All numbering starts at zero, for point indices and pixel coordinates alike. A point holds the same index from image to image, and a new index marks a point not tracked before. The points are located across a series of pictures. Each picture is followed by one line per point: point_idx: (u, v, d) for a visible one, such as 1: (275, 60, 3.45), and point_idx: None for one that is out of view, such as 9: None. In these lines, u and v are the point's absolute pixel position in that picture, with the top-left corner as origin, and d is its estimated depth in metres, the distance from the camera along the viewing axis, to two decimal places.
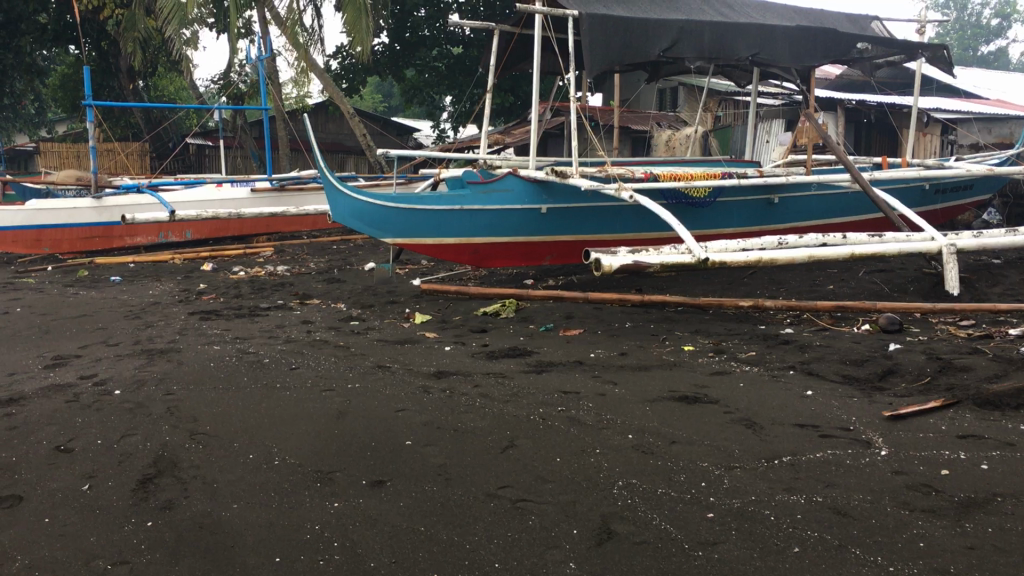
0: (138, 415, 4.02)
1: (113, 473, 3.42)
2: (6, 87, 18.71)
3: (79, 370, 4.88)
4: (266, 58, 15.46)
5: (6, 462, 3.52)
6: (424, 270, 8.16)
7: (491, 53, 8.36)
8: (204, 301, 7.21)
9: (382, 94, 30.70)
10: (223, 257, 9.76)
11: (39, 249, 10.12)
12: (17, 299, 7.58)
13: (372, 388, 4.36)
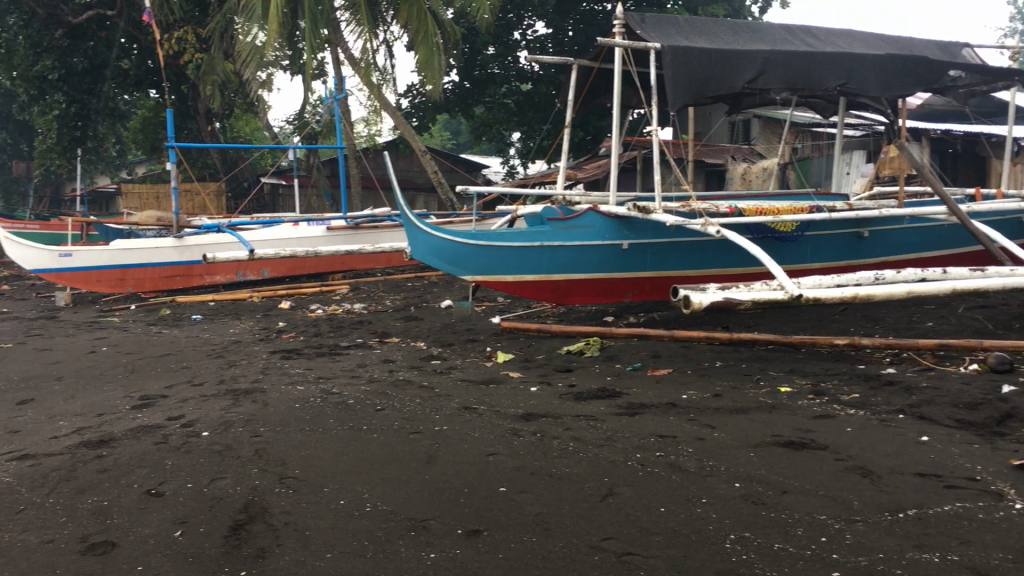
0: (225, 457, 3.96)
1: (204, 519, 3.35)
2: (90, 131, 19.34)
3: (167, 409, 4.88)
4: (341, 98, 15.71)
5: (98, 506, 3.48)
6: (502, 307, 8.07)
7: (569, 88, 8.30)
8: (285, 340, 7.21)
9: (451, 131, 31.00)
10: (300, 294, 9.82)
11: (122, 288, 10.34)
12: (103, 338, 7.70)
13: (460, 431, 4.25)
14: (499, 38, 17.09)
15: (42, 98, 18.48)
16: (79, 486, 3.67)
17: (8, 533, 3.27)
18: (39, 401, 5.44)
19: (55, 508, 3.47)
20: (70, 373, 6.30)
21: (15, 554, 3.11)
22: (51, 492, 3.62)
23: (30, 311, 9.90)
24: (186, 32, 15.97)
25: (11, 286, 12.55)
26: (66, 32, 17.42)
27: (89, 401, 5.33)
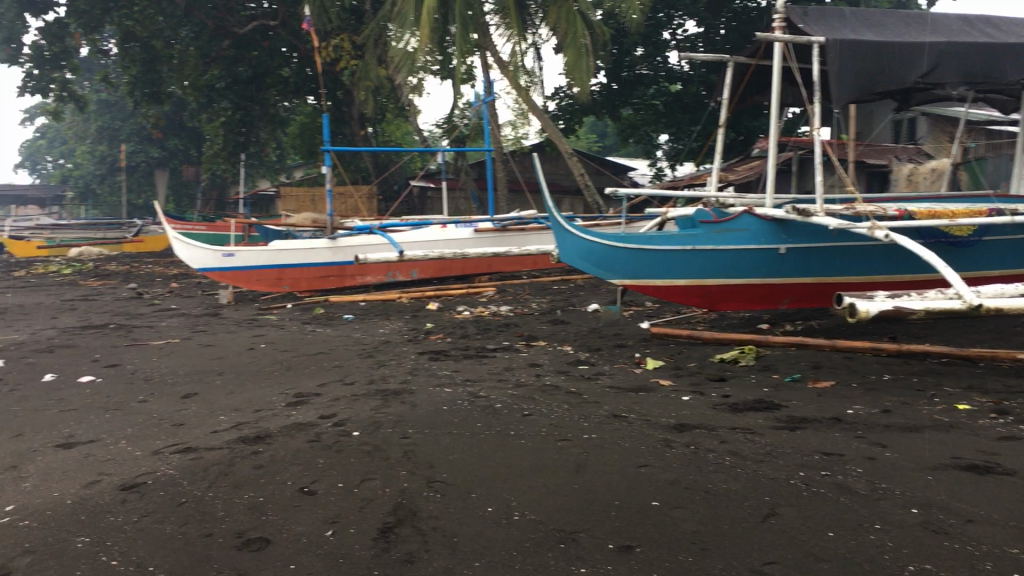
0: (375, 458, 3.97)
1: (354, 520, 3.35)
2: (253, 136, 20.25)
3: (320, 408, 4.96)
4: (490, 101, 15.83)
5: (254, 502, 3.54)
6: (650, 312, 7.87)
7: (725, 86, 8.02)
8: (433, 341, 7.26)
9: (597, 134, 30.77)
10: (448, 296, 9.91)
11: (280, 288, 10.74)
12: (262, 336, 7.96)
13: (609, 440, 4.12)
14: (649, 38, 16.82)
15: (209, 105, 19.49)
16: (236, 481, 3.75)
17: (170, 525, 3.36)
18: (201, 396, 5.65)
19: (213, 502, 3.55)
20: (230, 369, 6.53)
21: (176, 546, 3.19)
22: (210, 486, 3.70)
23: (196, 308, 10.38)
24: (342, 39, 16.46)
25: (179, 284, 13.23)
26: (232, 42, 18.29)
27: (247, 397, 5.49)
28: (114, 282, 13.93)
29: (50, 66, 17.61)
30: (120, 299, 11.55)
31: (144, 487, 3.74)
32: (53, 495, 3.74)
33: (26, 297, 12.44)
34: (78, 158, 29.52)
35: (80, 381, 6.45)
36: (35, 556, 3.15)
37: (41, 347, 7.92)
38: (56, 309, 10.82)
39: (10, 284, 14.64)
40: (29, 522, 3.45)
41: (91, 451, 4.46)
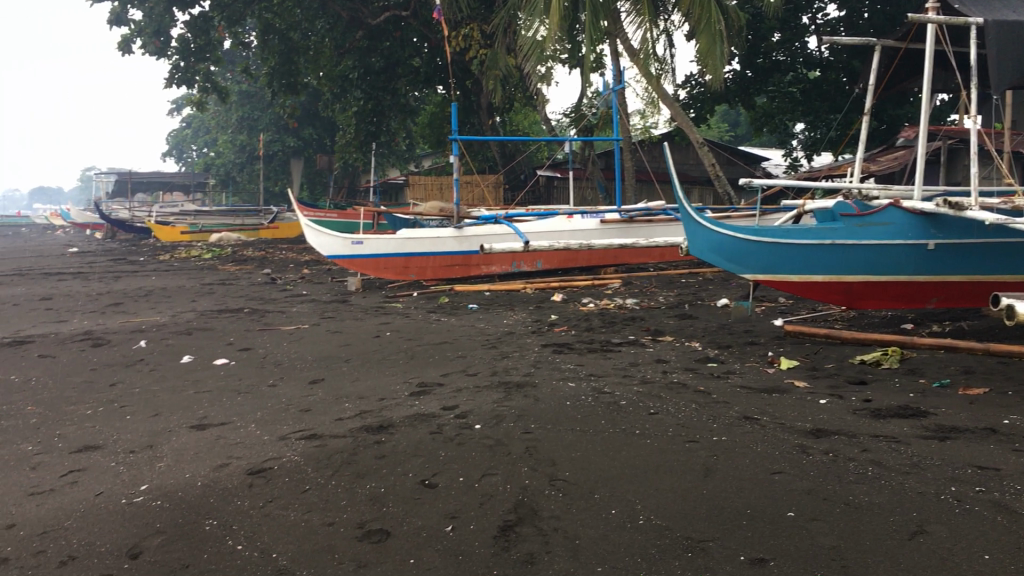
0: (497, 453, 3.89)
1: (474, 516, 3.28)
2: (384, 126, 20.62)
3: (443, 398, 4.94)
4: (619, 89, 15.61)
5: (375, 493, 3.52)
6: (784, 309, 7.55)
7: (871, 72, 7.58)
8: (557, 333, 7.16)
9: (729, 123, 29.92)
10: (572, 288, 9.79)
11: (406, 276, 10.88)
12: (388, 324, 8.05)
13: (740, 443, 3.92)
14: (787, 23, 16.23)
15: (343, 95, 19.97)
16: (358, 470, 3.74)
17: (294, 511, 3.38)
18: (328, 383, 5.72)
19: (336, 490, 3.55)
20: (357, 356, 6.61)
21: (299, 534, 3.20)
22: (334, 474, 3.71)
23: (326, 294, 10.61)
24: (472, 29, 16.54)
25: (310, 270, 13.56)
26: (365, 34, 18.68)
27: (371, 385, 5.53)
28: (251, 267, 14.44)
29: (195, 58, 18.20)
30: (255, 284, 11.94)
31: (270, 472, 3.78)
32: (185, 477, 3.83)
33: (170, 280, 13.04)
34: (221, 147, 30.82)
35: (215, 364, 6.66)
36: (166, 536, 3.22)
37: (180, 328, 8.25)
38: (195, 292, 11.27)
39: (155, 267, 15.39)
40: (161, 502, 3.53)
41: (222, 434, 4.56)
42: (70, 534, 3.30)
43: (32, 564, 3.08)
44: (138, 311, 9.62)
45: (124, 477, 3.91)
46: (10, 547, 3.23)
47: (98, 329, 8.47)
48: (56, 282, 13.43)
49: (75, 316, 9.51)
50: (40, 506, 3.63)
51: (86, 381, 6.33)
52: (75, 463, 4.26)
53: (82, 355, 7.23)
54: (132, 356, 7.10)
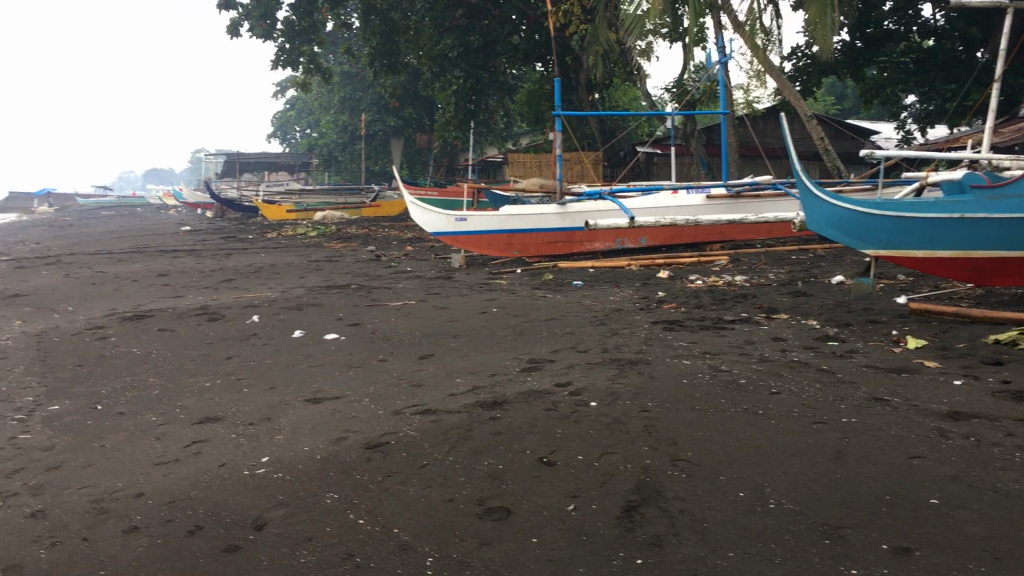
0: (615, 431, 3.80)
1: (597, 495, 3.21)
2: (483, 104, 20.61)
3: (556, 374, 4.87)
4: (724, 62, 15.21)
5: (494, 469, 3.47)
6: (905, 286, 7.21)
7: (1000, 36, 7.14)
8: (667, 310, 7.01)
9: (837, 95, 28.87)
10: (679, 264, 9.60)
11: (509, 252, 10.87)
12: (494, 300, 8.02)
13: (872, 426, 3.73)
14: None
15: (443, 74, 20.05)
16: (475, 447, 3.70)
17: (413, 487, 3.36)
18: (437, 358, 5.72)
19: (453, 466, 3.52)
20: (464, 332, 6.60)
21: (419, 509, 3.17)
22: (451, 450, 3.68)
23: (429, 271, 10.67)
24: (572, 4, 16.34)
25: (413, 247, 13.67)
26: (465, 12, 18.68)
27: (482, 361, 5.50)
28: (355, 245, 14.65)
29: (299, 40, 18.55)
30: (361, 261, 12.10)
31: (388, 446, 3.78)
32: (304, 449, 3.86)
33: (278, 257, 13.33)
34: (324, 127, 31.40)
35: (326, 338, 6.75)
36: (289, 508, 3.24)
37: (291, 303, 8.41)
38: (303, 268, 11.49)
39: (264, 245, 15.78)
40: (282, 474, 3.57)
41: (338, 407, 4.60)
42: (196, 504, 3.35)
43: (163, 532, 3.14)
44: (250, 287, 9.85)
45: (246, 448, 3.97)
46: (141, 516, 3.30)
47: (213, 304, 8.71)
48: (173, 259, 13.88)
49: (191, 292, 9.80)
50: (166, 476, 3.71)
51: (204, 355, 6.50)
52: (197, 434, 4.35)
53: (199, 329, 7.44)
54: (246, 330, 7.26)
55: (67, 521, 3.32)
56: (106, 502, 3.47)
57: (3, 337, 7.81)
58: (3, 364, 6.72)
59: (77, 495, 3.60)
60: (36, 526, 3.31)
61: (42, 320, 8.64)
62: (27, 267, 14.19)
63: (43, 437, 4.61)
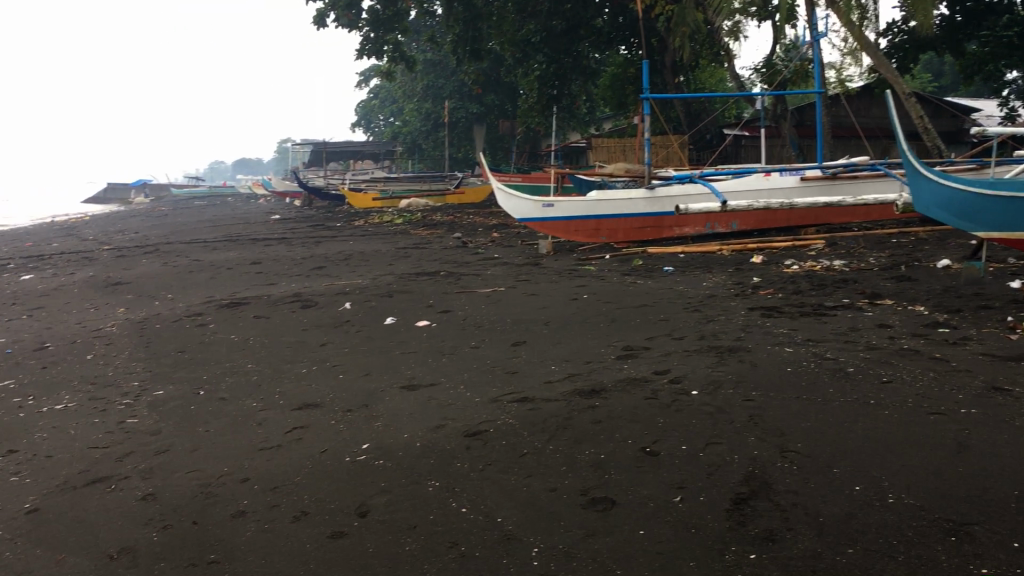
0: (719, 421, 3.70)
1: (704, 487, 3.12)
2: (566, 89, 20.46)
3: (653, 362, 4.78)
4: (815, 40, 14.77)
5: (596, 459, 3.41)
6: (1018, 270, 6.86)
7: None
8: (763, 297, 6.82)
9: (934, 73, 27.77)
10: (772, 249, 9.37)
11: (596, 238, 10.80)
12: (584, 286, 7.94)
13: (994, 417, 3.54)
14: None
15: (526, 60, 19.97)
16: (576, 436, 3.64)
17: (514, 476, 3.31)
18: (530, 345, 5.68)
19: (554, 455, 3.47)
20: (556, 318, 6.54)
21: (522, 499, 3.13)
22: (551, 439, 3.63)
23: (517, 257, 10.63)
24: None
25: (500, 234, 13.67)
26: None
27: (575, 348, 5.44)
28: (441, 232, 14.71)
29: (384, 29, 18.70)
30: (448, 248, 12.14)
31: (487, 434, 3.74)
32: (403, 437, 3.85)
33: (367, 244, 13.47)
34: (408, 115, 31.61)
35: (417, 325, 6.77)
36: (392, 495, 3.24)
37: (381, 290, 8.48)
38: (392, 256, 11.59)
39: (352, 232, 16.00)
40: (383, 461, 3.57)
41: (433, 395, 4.59)
42: (300, 490, 3.37)
43: (269, 518, 3.17)
44: (341, 274, 9.97)
45: (346, 435, 3.99)
46: (248, 500, 3.34)
47: (305, 291, 8.84)
48: (265, 247, 14.16)
49: (284, 279, 9.97)
50: (271, 461, 3.76)
51: (300, 341, 6.59)
52: (297, 420, 4.40)
53: (294, 316, 7.56)
54: (339, 318, 7.34)
55: (177, 505, 3.39)
56: (213, 487, 3.53)
57: (108, 324, 8.07)
58: (109, 350, 6.94)
59: (185, 478, 3.67)
60: (148, 509, 3.39)
61: (143, 307, 8.90)
62: (128, 255, 14.69)
63: (150, 421, 4.73)
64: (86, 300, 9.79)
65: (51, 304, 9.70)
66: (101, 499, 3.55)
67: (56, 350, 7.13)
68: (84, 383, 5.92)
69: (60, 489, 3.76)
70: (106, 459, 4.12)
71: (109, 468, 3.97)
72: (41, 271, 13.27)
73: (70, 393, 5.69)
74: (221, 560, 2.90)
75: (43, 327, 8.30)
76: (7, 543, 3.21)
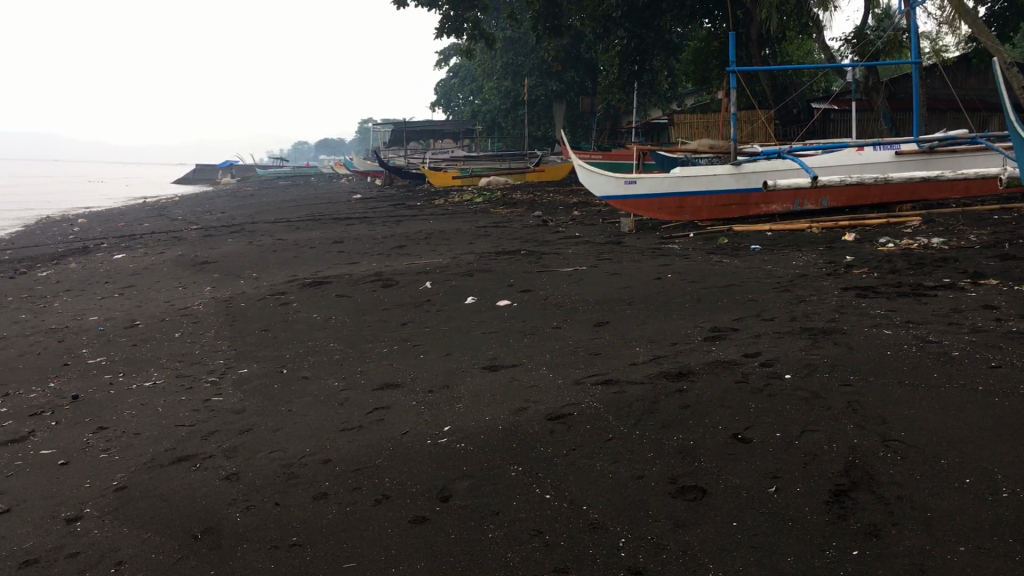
0: (815, 407, 3.52)
1: (802, 477, 2.96)
2: (648, 64, 20.07)
3: (742, 344, 4.61)
4: (911, 9, 14.14)
5: (685, 446, 3.27)
6: None
7: None
8: (857, 276, 6.54)
9: None
10: (865, 226, 9.03)
11: (680, 216, 10.64)
12: (667, 265, 7.75)
13: None
14: None
15: (607, 35, 19.64)
16: (663, 420, 3.51)
17: (600, 461, 3.21)
18: (613, 325, 5.55)
19: (641, 441, 3.34)
20: (639, 298, 6.38)
21: (609, 486, 3.02)
22: (637, 423, 3.50)
23: (598, 236, 10.48)
24: None
25: (580, 212, 13.50)
26: None
27: (661, 328, 5.29)
28: (521, 210, 14.61)
29: (463, 7, 18.58)
30: (528, 226, 12.05)
31: (571, 418, 3.64)
32: (486, 419, 3.77)
33: (447, 223, 13.46)
34: (488, 93, 31.51)
35: (498, 305, 6.69)
36: (474, 479, 3.16)
37: (462, 269, 8.42)
38: (472, 234, 11.54)
39: (432, 211, 16.01)
40: (465, 444, 3.50)
41: (515, 376, 4.51)
42: (383, 472, 3.33)
43: (350, 500, 3.13)
44: (421, 253, 9.96)
45: (427, 416, 3.93)
46: (329, 482, 3.31)
47: (387, 270, 8.85)
48: (346, 226, 14.28)
49: (365, 258, 10.01)
50: (352, 442, 3.72)
51: (381, 321, 6.58)
52: (379, 400, 4.37)
53: (375, 295, 7.55)
54: (420, 296, 7.32)
55: (260, 485, 3.38)
56: (296, 467, 3.51)
57: (195, 302, 8.20)
58: (195, 328, 7.05)
59: (268, 458, 3.67)
60: (232, 489, 3.39)
61: (229, 285, 9.03)
62: (213, 235, 14.96)
63: (235, 399, 4.76)
64: (175, 278, 9.99)
65: (141, 283, 9.91)
66: (186, 478, 3.56)
67: (146, 328, 7.27)
68: (172, 361, 6.01)
69: (148, 466, 3.80)
70: (191, 437, 4.15)
71: (194, 446, 4.00)
72: (133, 250, 13.61)
73: (159, 370, 5.78)
74: (302, 543, 2.87)
75: (133, 306, 8.48)
76: (95, 521, 3.24)
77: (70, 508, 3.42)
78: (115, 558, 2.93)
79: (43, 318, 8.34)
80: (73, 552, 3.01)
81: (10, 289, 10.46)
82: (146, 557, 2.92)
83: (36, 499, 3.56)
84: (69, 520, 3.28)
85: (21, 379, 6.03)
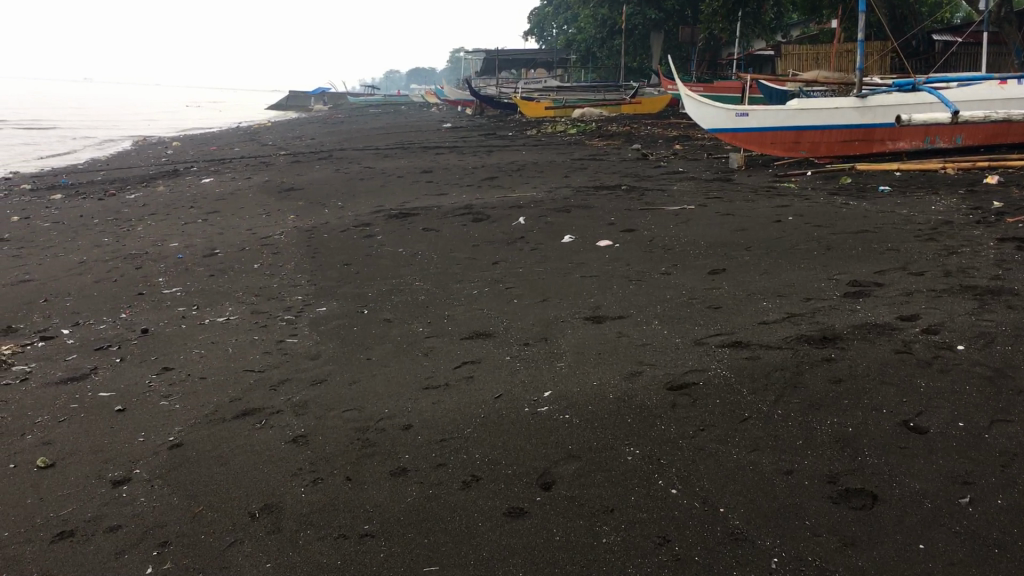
0: (1004, 390, 2.83)
1: (1001, 486, 2.31)
2: None
3: (894, 303, 3.92)
4: None
5: (842, 433, 2.65)
6: None
7: None
8: (1011, 226, 5.70)
9: None
10: (1007, 167, 8.06)
11: (796, 152, 9.86)
12: (786, 206, 6.99)
13: None
14: None
15: None
16: (811, 399, 2.89)
17: (737, 449, 2.62)
18: (731, 274, 4.91)
19: (787, 425, 2.74)
20: (759, 243, 5.69)
21: (752, 482, 2.44)
22: (779, 400, 2.90)
23: (705, 171, 9.72)
24: None
25: (683, 146, 12.66)
26: None
27: (788, 280, 4.62)
28: (620, 143, 13.82)
29: None
30: (627, 160, 11.31)
31: (696, 390, 3.05)
32: (593, 384, 3.22)
33: (541, 155, 12.79)
34: (584, 22, 30.29)
35: (598, 245, 6.08)
36: (583, 463, 2.63)
37: (558, 204, 7.82)
38: (568, 167, 10.90)
39: (526, 142, 15.35)
40: (570, 416, 2.95)
41: (623, 331, 3.93)
42: (471, 446, 2.81)
43: (435, 481, 2.62)
44: (514, 186, 9.36)
45: (524, 377, 3.40)
46: (410, 455, 2.81)
47: (477, 203, 8.29)
48: (437, 156, 13.73)
49: (455, 189, 9.48)
50: (437, 404, 3.22)
51: (470, 258, 6.04)
52: (468, 353, 3.84)
53: (464, 230, 7.03)
54: (513, 233, 6.76)
55: (330, 453, 2.90)
56: (371, 434, 3.02)
57: (278, 231, 7.81)
58: (275, 259, 6.64)
59: (341, 419, 3.19)
60: (299, 456, 2.92)
61: (313, 214, 8.61)
62: (302, 161, 14.63)
63: (310, 343, 4.31)
64: (260, 205, 9.65)
65: (225, 208, 9.59)
66: (248, 439, 3.12)
67: (226, 257, 6.91)
68: (249, 295, 5.61)
69: (208, 420, 3.37)
70: (259, 386, 3.72)
71: (260, 398, 3.55)
72: (222, 174, 13.38)
73: (235, 304, 5.39)
74: (375, 534, 2.37)
75: (215, 232, 8.15)
76: (143, 486, 2.85)
77: (119, 467, 3.03)
78: (159, 537, 2.51)
79: (124, 242, 8.09)
80: (114, 526, 2.60)
81: (98, 210, 10.31)
82: (195, 537, 2.48)
83: (86, 454, 3.19)
84: (116, 484, 2.89)
85: (94, 307, 5.72)
